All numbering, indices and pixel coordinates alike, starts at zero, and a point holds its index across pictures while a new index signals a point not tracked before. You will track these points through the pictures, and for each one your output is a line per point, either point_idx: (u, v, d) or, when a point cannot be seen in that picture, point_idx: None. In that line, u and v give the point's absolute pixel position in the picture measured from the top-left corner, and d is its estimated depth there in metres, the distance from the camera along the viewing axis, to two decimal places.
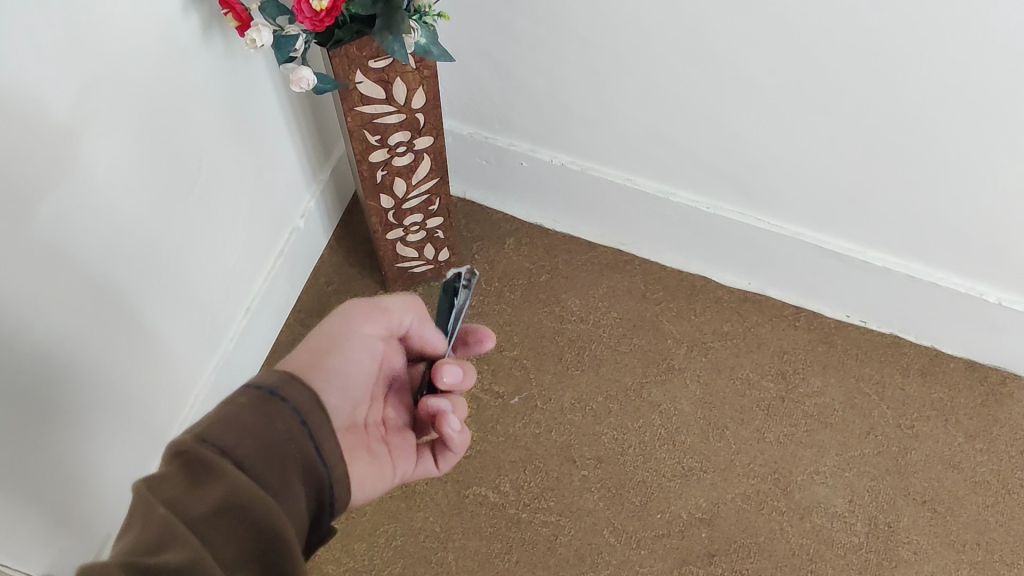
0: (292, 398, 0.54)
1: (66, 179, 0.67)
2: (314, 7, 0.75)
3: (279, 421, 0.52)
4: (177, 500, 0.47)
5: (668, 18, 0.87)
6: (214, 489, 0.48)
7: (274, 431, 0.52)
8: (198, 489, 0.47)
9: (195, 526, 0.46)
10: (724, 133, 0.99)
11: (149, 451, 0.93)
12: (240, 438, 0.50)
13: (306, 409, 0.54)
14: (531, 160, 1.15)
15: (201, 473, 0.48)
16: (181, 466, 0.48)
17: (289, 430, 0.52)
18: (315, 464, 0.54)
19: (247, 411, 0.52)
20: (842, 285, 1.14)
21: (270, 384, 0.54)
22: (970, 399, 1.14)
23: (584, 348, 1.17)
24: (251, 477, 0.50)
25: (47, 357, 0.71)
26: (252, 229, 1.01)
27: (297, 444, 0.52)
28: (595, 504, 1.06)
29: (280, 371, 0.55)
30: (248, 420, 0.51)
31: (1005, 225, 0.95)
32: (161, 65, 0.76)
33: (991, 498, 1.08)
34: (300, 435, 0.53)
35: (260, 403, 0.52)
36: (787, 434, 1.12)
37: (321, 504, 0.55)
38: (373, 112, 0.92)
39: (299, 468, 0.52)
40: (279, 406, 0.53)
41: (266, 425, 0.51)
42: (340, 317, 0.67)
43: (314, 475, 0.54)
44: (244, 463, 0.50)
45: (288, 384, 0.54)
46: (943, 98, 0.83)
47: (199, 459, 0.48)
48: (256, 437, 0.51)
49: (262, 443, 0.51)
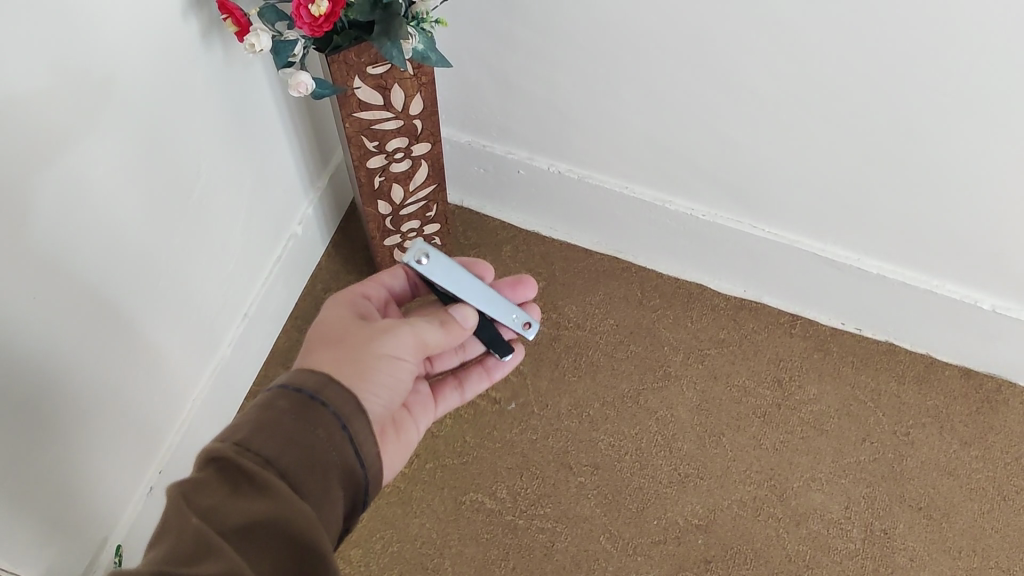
0: (332, 403, 0.56)
1: (68, 196, 0.68)
2: (313, 13, 0.73)
3: (320, 427, 0.54)
4: (212, 511, 0.48)
5: (668, 27, 0.86)
6: (254, 498, 0.49)
7: (317, 438, 0.53)
8: (237, 498, 0.49)
9: (229, 536, 0.47)
10: (722, 141, 0.98)
11: (145, 454, 0.94)
12: (285, 448, 0.52)
13: (346, 414, 0.56)
14: (529, 168, 1.16)
15: (243, 483, 0.50)
16: (222, 477, 0.50)
17: (330, 435, 0.54)
18: (355, 466, 0.56)
19: (289, 418, 0.53)
20: (837, 293, 1.14)
21: (311, 390, 0.56)
22: (966, 407, 1.14)
23: (582, 354, 1.17)
24: (290, 486, 0.51)
25: (46, 367, 0.72)
26: (250, 235, 1.02)
27: (337, 450, 0.54)
28: (592, 511, 1.07)
29: (317, 375, 0.57)
30: (290, 427, 0.53)
31: (1001, 234, 0.95)
32: (163, 75, 0.76)
33: (987, 504, 1.08)
34: (341, 441, 0.55)
35: (301, 409, 0.54)
36: (782, 441, 1.12)
37: (356, 501, 0.57)
38: (371, 118, 0.91)
39: (340, 472, 0.54)
40: (321, 412, 0.55)
41: (308, 432, 0.53)
42: (385, 331, 0.66)
43: (353, 477, 0.56)
44: (286, 472, 0.51)
45: (328, 389, 0.56)
46: (947, 108, 0.82)
47: (239, 468, 0.50)
48: (298, 446, 0.52)
49: (305, 451, 0.52)
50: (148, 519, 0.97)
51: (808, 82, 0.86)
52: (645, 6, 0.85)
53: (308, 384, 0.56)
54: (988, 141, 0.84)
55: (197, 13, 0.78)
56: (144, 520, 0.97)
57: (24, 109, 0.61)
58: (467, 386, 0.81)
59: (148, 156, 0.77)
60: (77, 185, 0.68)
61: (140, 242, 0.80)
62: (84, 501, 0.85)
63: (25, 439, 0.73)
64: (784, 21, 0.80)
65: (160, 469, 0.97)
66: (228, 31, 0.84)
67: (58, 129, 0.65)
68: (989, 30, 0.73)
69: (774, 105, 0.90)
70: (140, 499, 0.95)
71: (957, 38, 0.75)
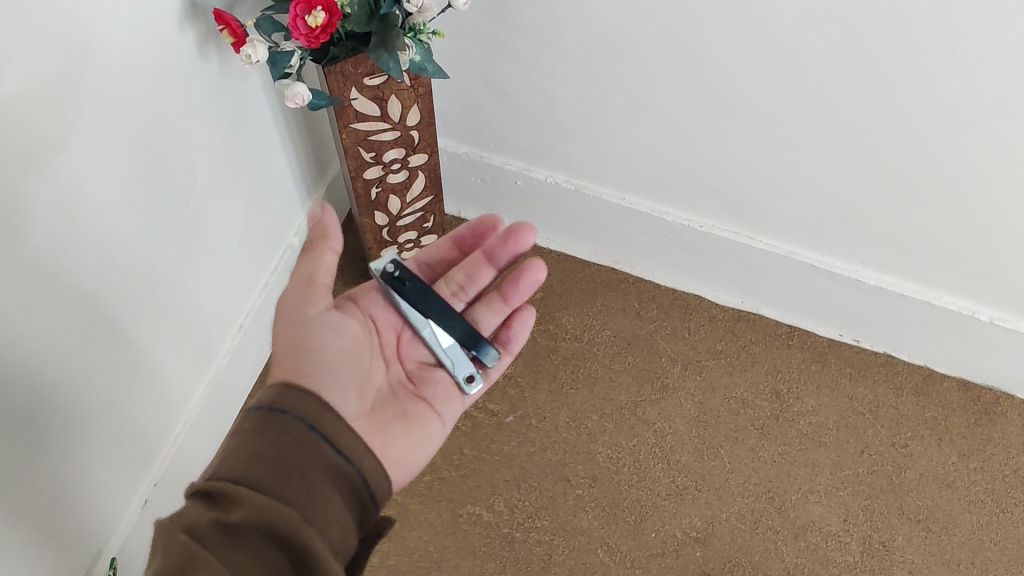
0: (293, 411, 0.58)
1: (63, 208, 0.68)
2: (309, 24, 0.73)
3: (286, 435, 0.56)
4: (196, 528, 0.50)
5: (665, 38, 0.86)
6: (236, 510, 0.51)
7: (284, 445, 0.55)
8: (220, 515, 0.51)
9: (215, 548, 0.49)
10: (719, 153, 0.98)
11: (139, 466, 0.93)
12: (251, 462, 0.54)
13: (309, 415, 0.58)
14: (525, 179, 1.16)
15: (222, 501, 0.52)
16: (201, 501, 0.52)
17: (297, 438, 0.56)
18: (338, 460, 0.57)
19: (253, 437, 0.56)
20: (835, 304, 1.14)
21: (268, 402, 0.58)
22: (964, 419, 1.14)
23: (579, 365, 1.17)
24: (270, 494, 0.53)
25: (39, 382, 0.71)
26: (245, 246, 1.02)
27: (309, 451, 0.56)
28: (589, 523, 1.06)
29: (276, 388, 0.60)
30: (256, 444, 0.55)
31: (999, 246, 0.95)
32: (159, 86, 0.75)
33: (986, 517, 1.08)
34: (311, 441, 0.57)
35: (263, 425, 0.56)
36: (781, 453, 1.11)
37: (363, 501, 0.58)
38: (368, 129, 0.91)
39: (322, 469, 0.56)
40: (281, 418, 0.57)
41: (273, 442, 0.55)
42: (291, 318, 0.67)
43: (342, 473, 0.57)
44: (262, 483, 0.53)
45: (286, 396, 0.59)
46: (944, 121, 0.82)
47: (215, 493, 0.52)
48: (266, 457, 0.54)
49: (275, 457, 0.54)
50: (141, 533, 0.96)
51: (806, 94, 0.86)
52: (642, 18, 0.85)
53: (266, 401, 0.59)
54: (984, 153, 0.84)
55: (193, 25, 0.78)
56: (139, 534, 0.96)
57: (20, 119, 0.60)
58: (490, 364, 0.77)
59: (143, 167, 0.76)
60: (71, 197, 0.68)
61: (135, 254, 0.79)
62: (77, 514, 0.85)
63: (18, 453, 0.72)
64: (782, 34, 0.80)
65: (154, 482, 0.96)
66: (225, 43, 0.84)
67: (53, 141, 0.64)
68: (986, 42, 0.73)
69: (771, 116, 0.90)
70: (134, 512, 0.95)
71: (955, 49, 0.75)
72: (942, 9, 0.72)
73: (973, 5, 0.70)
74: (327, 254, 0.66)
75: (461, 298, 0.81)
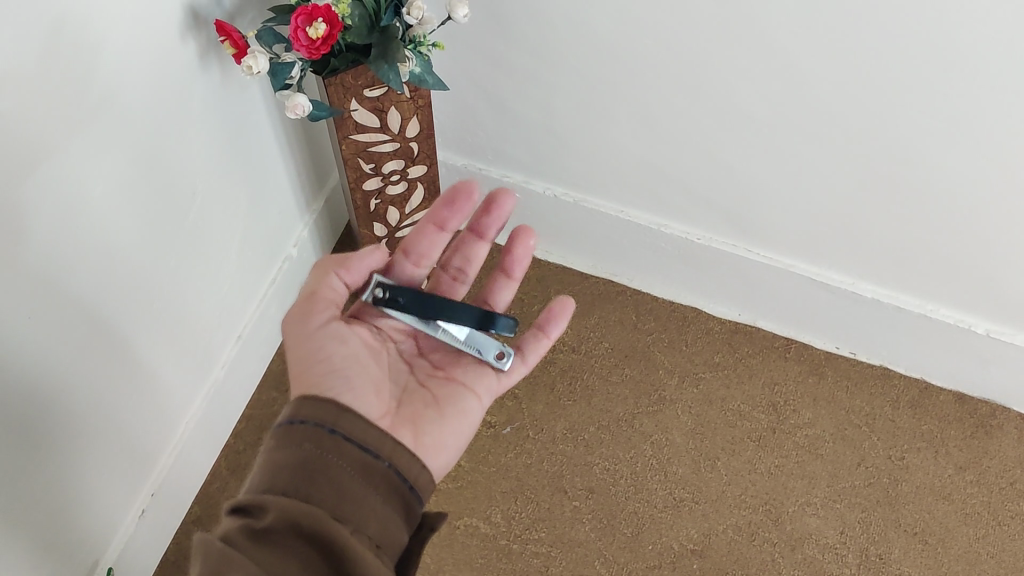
0: (313, 417, 0.58)
1: (65, 217, 0.68)
2: (310, 36, 0.73)
3: (308, 443, 0.56)
4: (229, 535, 0.52)
5: (663, 52, 0.87)
6: (267, 516, 0.52)
7: (307, 451, 0.56)
8: (252, 523, 0.52)
9: (247, 549, 0.51)
10: (717, 166, 0.99)
11: (137, 476, 0.93)
12: (276, 474, 0.55)
13: (330, 418, 0.58)
14: (524, 191, 1.16)
15: (253, 510, 0.53)
16: (236, 512, 0.54)
17: (319, 443, 0.56)
18: (367, 457, 0.57)
19: (277, 451, 0.56)
20: (832, 317, 1.15)
21: (288, 417, 0.59)
22: (960, 432, 1.14)
23: (576, 378, 1.17)
24: (298, 499, 0.54)
25: (37, 391, 0.71)
26: (244, 257, 1.02)
27: (334, 453, 0.56)
28: (586, 535, 1.06)
29: (294, 400, 0.60)
30: (280, 457, 0.56)
31: (994, 259, 0.95)
32: (161, 97, 0.76)
33: (982, 529, 1.08)
34: (335, 444, 0.57)
35: (285, 437, 0.57)
36: (778, 466, 1.12)
37: (403, 493, 0.58)
38: (367, 141, 0.91)
39: (350, 469, 0.56)
40: (300, 429, 0.57)
41: (295, 452, 0.56)
42: (296, 334, 0.67)
43: (372, 469, 0.57)
44: (288, 491, 0.54)
45: (303, 406, 0.59)
46: (940, 135, 0.83)
47: (247, 505, 0.54)
48: (290, 467, 0.55)
49: (299, 464, 0.55)
50: (138, 543, 0.96)
51: (802, 107, 0.86)
52: (640, 31, 0.86)
53: (285, 415, 0.59)
54: (979, 165, 0.84)
55: (195, 36, 0.78)
56: (137, 543, 0.96)
57: (22, 127, 0.61)
58: (523, 346, 0.77)
59: (144, 177, 0.77)
60: (70, 204, 0.68)
61: (135, 263, 0.80)
62: (74, 523, 0.85)
63: (15, 460, 0.72)
64: (778, 48, 0.81)
65: (151, 492, 0.96)
66: (226, 54, 0.84)
67: (54, 149, 0.65)
68: (979, 56, 0.74)
69: (768, 129, 0.91)
70: (132, 521, 0.95)
71: (949, 62, 0.75)
72: (936, 21, 0.72)
73: (967, 17, 0.71)
74: (337, 277, 0.69)
75: (461, 283, 0.83)
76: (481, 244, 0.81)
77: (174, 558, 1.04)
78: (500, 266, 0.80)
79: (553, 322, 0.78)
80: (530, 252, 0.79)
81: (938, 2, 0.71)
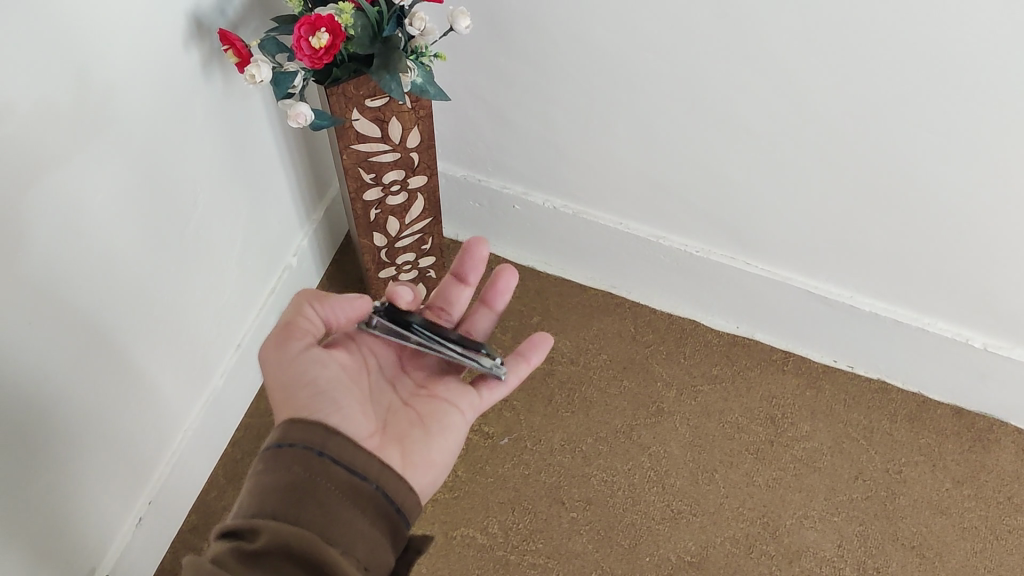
0: (301, 440, 0.58)
1: (66, 222, 0.68)
2: (314, 45, 0.74)
3: (296, 465, 0.56)
4: (218, 557, 0.51)
5: (663, 65, 0.88)
6: (257, 539, 0.52)
7: (295, 474, 0.56)
8: (241, 544, 0.52)
9: (240, 570, 0.50)
10: (717, 178, 0.99)
11: (133, 484, 0.93)
12: (264, 496, 0.55)
13: (319, 441, 0.58)
14: (523, 203, 1.17)
15: (240, 534, 0.53)
16: (224, 536, 0.54)
17: (307, 465, 0.57)
18: (354, 479, 0.58)
19: (265, 474, 0.56)
20: (831, 331, 1.15)
21: (275, 442, 0.59)
22: (957, 446, 1.14)
23: (574, 389, 1.17)
24: (288, 522, 0.54)
25: (36, 398, 0.72)
26: (245, 265, 1.02)
27: (323, 476, 0.56)
28: (584, 547, 1.06)
29: (281, 424, 0.60)
30: (268, 479, 0.56)
31: (992, 273, 0.96)
32: (163, 104, 0.76)
33: (980, 544, 1.08)
34: (323, 466, 0.57)
35: (273, 460, 0.57)
36: (775, 478, 1.12)
37: (389, 515, 0.58)
38: (368, 151, 0.92)
39: (338, 491, 0.56)
40: (289, 451, 0.57)
41: (284, 475, 0.56)
42: (278, 361, 0.66)
43: (360, 491, 0.57)
44: (278, 513, 0.54)
45: (291, 429, 0.59)
46: (938, 149, 0.83)
47: (235, 529, 0.53)
48: (277, 491, 0.55)
49: (288, 486, 0.55)
50: (133, 553, 0.96)
51: (802, 120, 0.87)
52: (641, 44, 0.86)
53: (273, 439, 0.59)
54: (976, 178, 0.85)
55: (198, 45, 0.79)
56: (132, 553, 0.96)
57: (24, 133, 0.61)
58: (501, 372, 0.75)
59: (144, 185, 0.77)
60: (72, 211, 0.69)
61: (135, 271, 0.80)
62: (70, 532, 0.84)
63: (13, 466, 0.72)
64: (777, 61, 0.82)
65: (148, 501, 0.96)
66: (229, 63, 0.85)
67: (57, 155, 0.65)
68: (977, 69, 0.74)
69: (767, 142, 0.91)
70: (128, 531, 0.94)
71: (948, 76, 0.76)
72: (935, 34, 0.73)
73: (967, 31, 0.72)
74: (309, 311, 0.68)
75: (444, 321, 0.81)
76: (463, 286, 0.81)
77: (169, 567, 1.03)
78: (482, 298, 0.80)
79: (536, 349, 0.76)
80: (513, 285, 0.79)
81: (937, 16, 0.72)
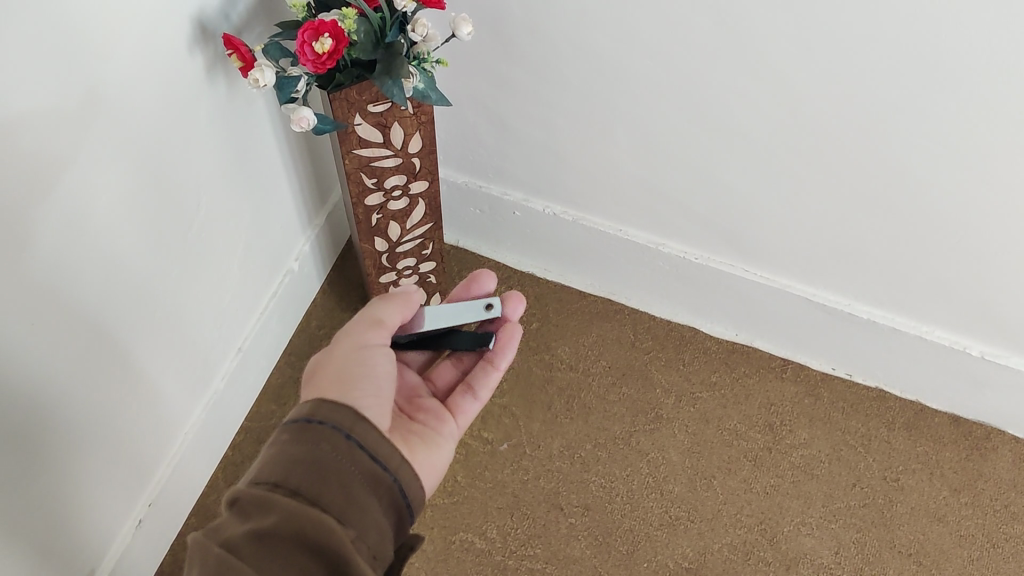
0: (330, 419, 0.58)
1: (69, 223, 0.69)
2: (316, 50, 0.75)
3: (325, 444, 0.56)
4: (231, 541, 0.51)
5: (663, 72, 0.88)
6: (269, 518, 0.52)
7: (323, 451, 0.56)
8: (252, 522, 0.52)
9: (248, 554, 0.51)
10: (716, 186, 1.00)
11: (134, 486, 0.93)
12: (289, 467, 0.55)
13: (347, 424, 0.58)
14: (524, 210, 1.18)
15: (253, 508, 0.53)
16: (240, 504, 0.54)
17: (334, 446, 0.56)
18: (376, 468, 0.57)
19: (292, 445, 0.56)
20: (830, 340, 1.16)
21: (305, 415, 0.58)
22: (955, 453, 1.15)
23: (573, 396, 1.18)
24: (305, 501, 0.53)
25: (39, 398, 0.72)
26: (246, 269, 1.03)
27: (348, 459, 0.56)
28: (582, 552, 1.06)
29: (313, 399, 0.59)
30: (294, 451, 0.55)
31: (989, 281, 0.96)
32: (166, 107, 0.77)
33: (977, 552, 1.08)
34: (349, 450, 0.57)
35: (301, 433, 0.56)
36: (773, 485, 1.12)
37: (398, 509, 0.58)
38: (370, 156, 0.92)
39: (360, 477, 0.56)
40: (319, 428, 0.57)
41: (312, 450, 0.55)
42: (353, 338, 0.68)
43: (379, 480, 0.57)
44: (299, 489, 0.54)
45: (322, 407, 0.58)
46: (935, 158, 0.84)
47: (251, 500, 0.53)
48: (304, 464, 0.55)
49: (314, 463, 0.55)
50: (133, 554, 0.96)
51: (801, 127, 0.87)
52: (641, 51, 0.87)
53: (303, 412, 0.58)
54: (974, 186, 0.85)
55: (202, 49, 0.80)
56: (132, 554, 0.96)
57: (29, 135, 0.62)
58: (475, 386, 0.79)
59: (148, 187, 0.78)
60: (76, 211, 0.69)
61: (138, 272, 0.80)
62: (70, 532, 0.85)
63: (14, 466, 0.73)
64: (776, 68, 0.82)
65: (150, 502, 0.96)
66: (232, 67, 0.86)
67: (61, 157, 0.66)
68: (973, 79, 0.75)
69: (766, 149, 0.92)
70: (128, 532, 0.95)
71: (944, 86, 0.77)
72: (931, 42, 0.74)
73: (963, 40, 0.72)
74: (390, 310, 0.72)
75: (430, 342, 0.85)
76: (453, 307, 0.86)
77: (169, 570, 1.04)
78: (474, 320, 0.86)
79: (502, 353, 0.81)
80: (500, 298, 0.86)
81: (934, 25, 0.72)
